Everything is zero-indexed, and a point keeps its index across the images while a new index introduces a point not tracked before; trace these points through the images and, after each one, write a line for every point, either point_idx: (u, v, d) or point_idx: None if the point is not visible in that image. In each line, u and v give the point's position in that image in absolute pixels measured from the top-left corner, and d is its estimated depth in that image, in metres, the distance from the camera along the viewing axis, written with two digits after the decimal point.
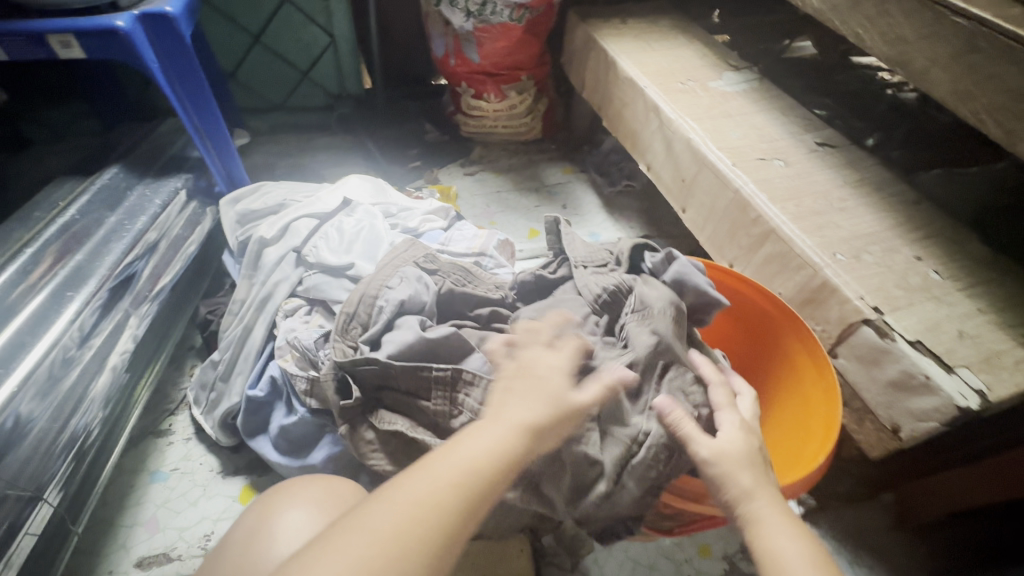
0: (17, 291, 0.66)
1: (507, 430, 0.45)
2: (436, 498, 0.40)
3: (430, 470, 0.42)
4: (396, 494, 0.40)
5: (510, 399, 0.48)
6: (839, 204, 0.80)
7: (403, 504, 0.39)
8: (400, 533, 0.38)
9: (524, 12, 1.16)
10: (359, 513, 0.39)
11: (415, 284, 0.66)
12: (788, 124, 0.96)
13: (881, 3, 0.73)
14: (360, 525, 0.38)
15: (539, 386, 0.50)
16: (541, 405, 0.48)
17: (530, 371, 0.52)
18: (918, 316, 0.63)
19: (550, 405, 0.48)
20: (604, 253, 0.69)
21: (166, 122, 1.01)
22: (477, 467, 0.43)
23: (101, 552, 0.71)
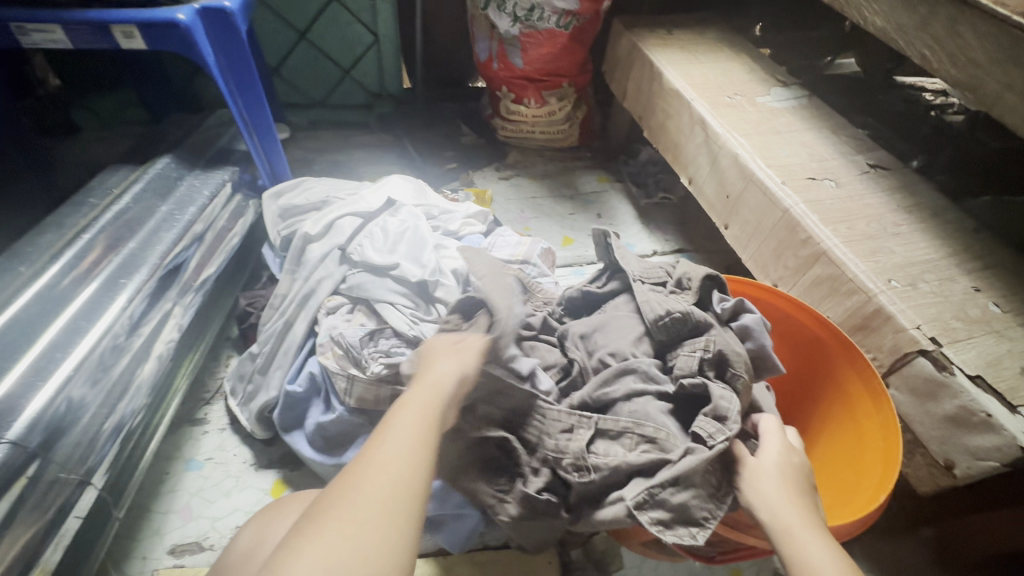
0: (72, 278, 0.67)
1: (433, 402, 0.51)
2: (400, 459, 0.45)
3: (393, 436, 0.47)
4: (372, 467, 0.44)
5: (430, 378, 0.53)
6: (893, 229, 0.78)
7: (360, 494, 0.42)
8: (383, 490, 0.42)
9: (571, 19, 1.16)
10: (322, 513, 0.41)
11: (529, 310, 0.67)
12: (838, 144, 0.94)
13: (953, 24, 0.71)
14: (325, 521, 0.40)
15: (447, 354, 0.56)
16: (445, 365, 0.55)
17: (438, 352, 0.57)
18: (979, 350, 0.61)
19: (463, 362, 0.56)
20: (662, 272, 0.67)
21: (215, 114, 1.03)
22: (420, 423, 0.48)
23: (135, 537, 0.72)
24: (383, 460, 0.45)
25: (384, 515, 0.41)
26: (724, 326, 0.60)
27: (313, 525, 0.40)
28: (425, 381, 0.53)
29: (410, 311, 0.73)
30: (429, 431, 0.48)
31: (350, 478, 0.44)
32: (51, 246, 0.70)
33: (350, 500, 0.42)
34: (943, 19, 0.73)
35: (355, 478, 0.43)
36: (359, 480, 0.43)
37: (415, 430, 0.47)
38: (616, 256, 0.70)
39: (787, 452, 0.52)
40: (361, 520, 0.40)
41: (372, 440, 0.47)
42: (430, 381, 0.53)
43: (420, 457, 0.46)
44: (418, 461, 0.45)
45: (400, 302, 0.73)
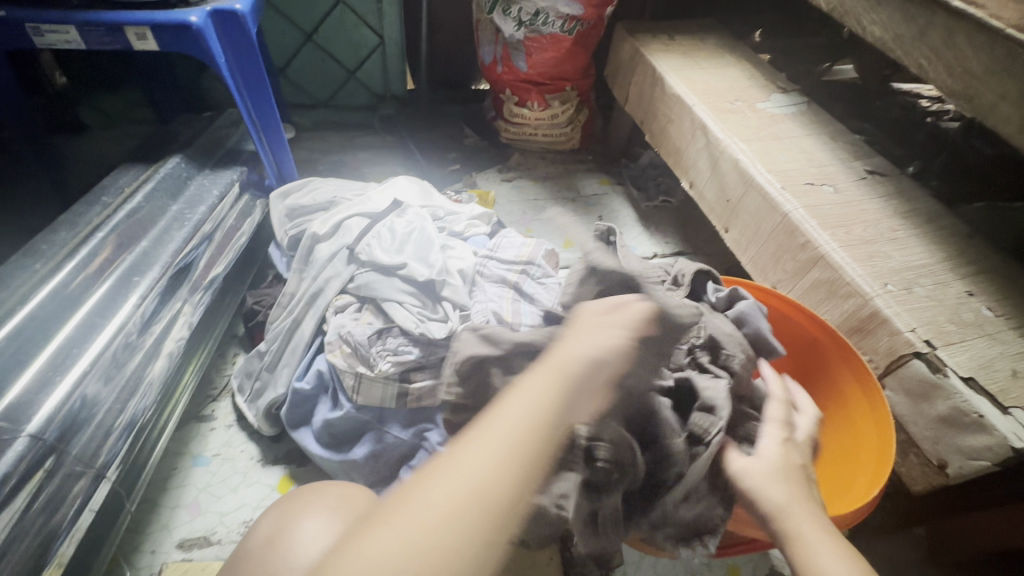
0: (84, 276, 0.68)
1: (550, 392, 0.42)
2: (499, 450, 0.39)
3: (498, 423, 0.40)
4: (466, 452, 0.39)
5: (561, 359, 0.46)
6: (890, 234, 0.80)
7: (444, 483, 0.37)
8: (472, 482, 0.37)
9: (576, 24, 1.17)
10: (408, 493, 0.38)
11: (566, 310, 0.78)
12: (837, 150, 0.96)
13: (949, 35, 0.73)
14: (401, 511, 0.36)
15: (584, 337, 0.48)
16: (583, 343, 0.47)
17: (579, 330, 0.50)
18: (972, 352, 0.63)
19: (597, 349, 0.47)
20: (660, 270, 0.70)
21: (224, 114, 1.04)
22: (533, 410, 0.41)
23: (144, 531, 0.73)
24: (481, 445, 0.39)
25: (466, 513, 0.36)
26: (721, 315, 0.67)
27: (395, 503, 0.37)
28: (557, 358, 0.46)
29: (417, 309, 0.75)
30: (545, 424, 0.41)
31: (445, 459, 0.39)
32: (65, 244, 0.71)
33: (434, 484, 0.37)
34: (940, 30, 0.75)
35: (449, 462, 0.39)
36: (455, 461, 0.38)
37: (523, 418, 0.41)
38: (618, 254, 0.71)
39: (788, 449, 0.53)
40: (435, 515, 0.36)
41: (480, 421, 0.42)
42: (563, 360, 0.45)
43: (523, 453, 0.39)
44: (519, 459, 0.38)
45: (407, 301, 0.75)
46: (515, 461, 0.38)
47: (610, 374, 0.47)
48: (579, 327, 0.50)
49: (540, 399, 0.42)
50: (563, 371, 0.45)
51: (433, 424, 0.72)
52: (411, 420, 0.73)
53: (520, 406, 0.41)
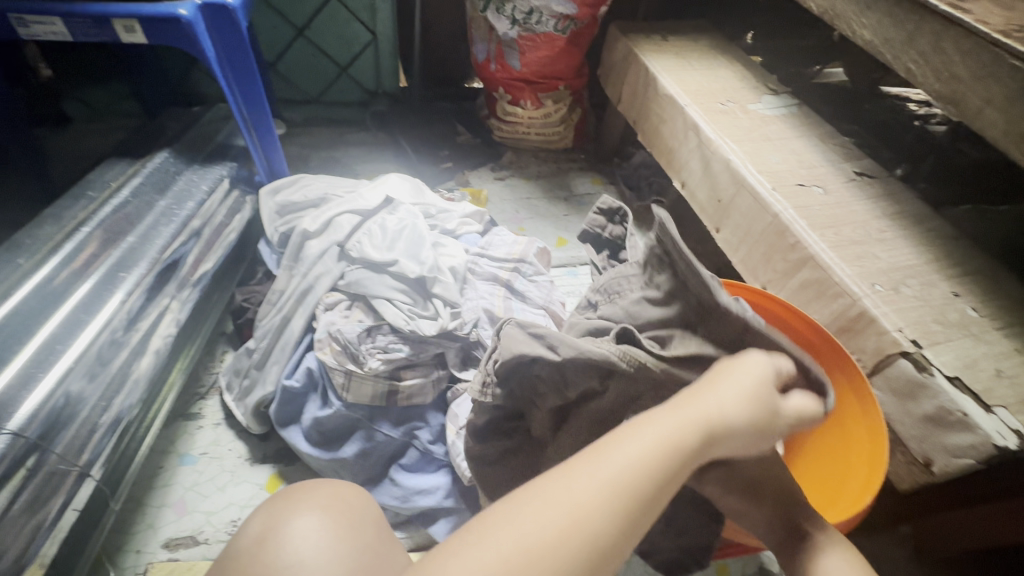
0: (69, 271, 0.67)
1: (683, 423, 0.45)
2: (616, 481, 0.40)
3: (635, 437, 0.43)
4: (603, 457, 0.42)
5: (707, 392, 0.48)
6: (878, 235, 0.80)
7: (585, 484, 0.40)
8: (592, 503, 0.39)
9: (569, 23, 1.17)
10: (547, 480, 0.41)
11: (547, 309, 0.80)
12: (827, 152, 0.97)
13: (937, 40, 0.74)
14: (537, 502, 0.39)
15: (735, 376, 0.49)
16: (730, 389, 0.48)
17: (729, 367, 0.50)
18: (957, 352, 0.64)
19: (747, 398, 0.47)
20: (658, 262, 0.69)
21: (213, 109, 1.02)
22: (659, 450, 0.42)
23: (129, 531, 0.72)
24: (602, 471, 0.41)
25: (581, 531, 0.38)
26: None
27: (532, 487, 0.41)
28: (702, 399, 0.47)
29: (407, 307, 0.74)
30: (668, 468, 0.42)
31: (566, 468, 0.42)
32: (50, 239, 0.69)
33: (554, 494, 0.39)
34: (928, 34, 0.76)
35: (588, 461, 0.42)
36: (580, 476, 0.40)
37: (647, 453, 0.42)
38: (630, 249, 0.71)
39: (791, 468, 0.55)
40: (569, 509, 0.38)
41: (606, 441, 0.43)
42: (708, 403, 0.47)
43: (642, 491, 0.40)
44: (637, 495, 0.40)
45: (398, 298, 0.74)
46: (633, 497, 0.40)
47: (748, 428, 0.48)
48: (727, 363, 0.50)
49: (666, 442, 0.43)
50: (698, 419, 0.46)
51: (423, 422, 0.74)
52: (401, 418, 0.73)
53: (646, 443, 0.43)
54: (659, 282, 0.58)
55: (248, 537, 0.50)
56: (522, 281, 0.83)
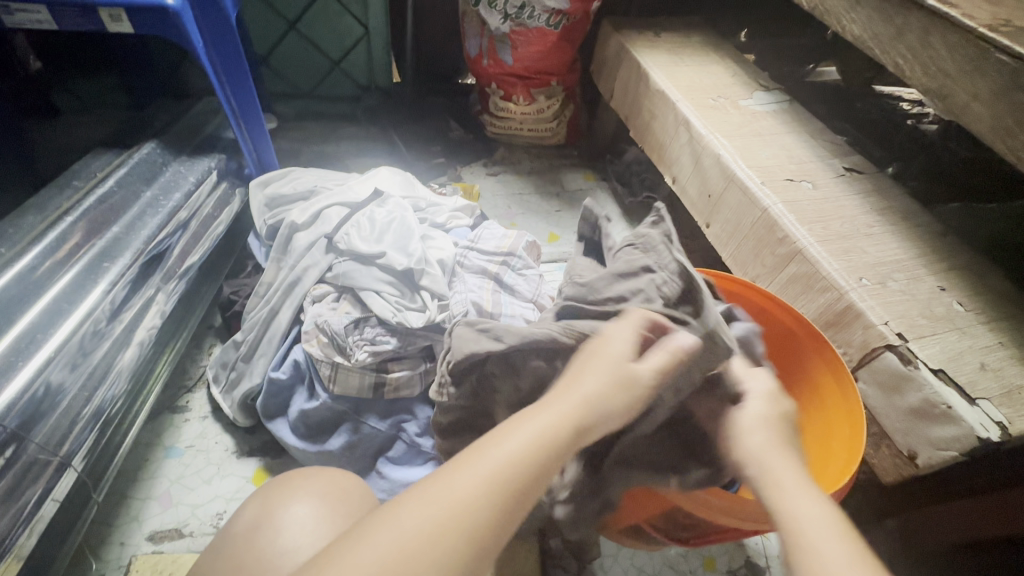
0: (52, 261, 0.66)
1: (555, 418, 0.44)
2: (478, 487, 0.39)
3: (504, 441, 0.42)
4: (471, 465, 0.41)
5: (579, 382, 0.46)
6: (866, 230, 0.81)
7: (450, 495, 0.39)
8: (465, 504, 0.38)
9: (562, 18, 1.17)
10: (414, 492, 0.40)
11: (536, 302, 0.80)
12: (817, 148, 0.97)
13: (925, 36, 0.74)
14: (403, 516, 0.38)
15: (607, 363, 0.48)
16: (598, 376, 0.47)
17: (600, 351, 0.49)
18: (942, 345, 0.64)
19: (614, 381, 0.47)
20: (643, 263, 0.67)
21: (202, 100, 1.02)
22: (531, 443, 0.42)
23: (113, 523, 0.71)
24: (474, 472, 0.40)
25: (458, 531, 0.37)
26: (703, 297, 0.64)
27: (400, 502, 0.39)
28: (572, 389, 0.46)
29: (395, 299, 0.74)
30: (545, 455, 0.42)
31: (439, 475, 0.41)
32: (33, 228, 0.69)
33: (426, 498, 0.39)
34: (916, 30, 0.76)
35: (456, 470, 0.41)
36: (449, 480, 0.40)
37: (520, 449, 0.41)
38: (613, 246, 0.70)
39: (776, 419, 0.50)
40: (432, 523, 0.37)
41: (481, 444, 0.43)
42: (579, 393, 0.46)
43: (519, 482, 0.40)
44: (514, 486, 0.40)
45: (386, 290, 0.74)
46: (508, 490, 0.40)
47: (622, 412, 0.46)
48: (594, 350, 0.49)
49: (542, 432, 0.43)
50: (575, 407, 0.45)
51: (410, 415, 0.74)
52: (388, 411, 0.73)
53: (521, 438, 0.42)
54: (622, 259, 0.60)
55: (242, 523, 0.51)
56: (512, 275, 0.82)
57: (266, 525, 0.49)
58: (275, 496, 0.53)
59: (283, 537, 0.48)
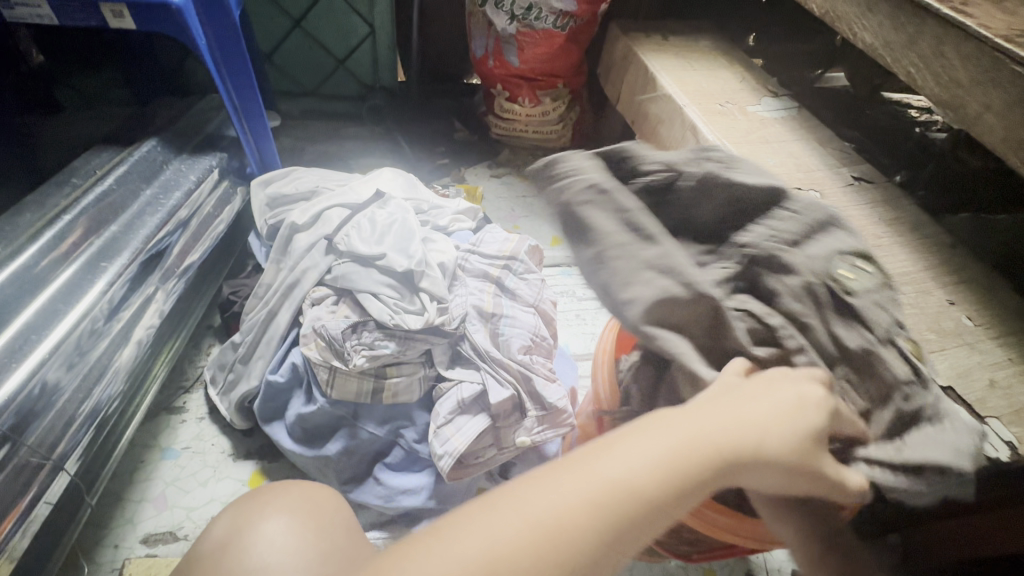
0: (50, 259, 0.66)
1: (708, 433, 0.34)
2: (600, 486, 0.31)
3: (648, 437, 0.34)
4: (606, 456, 0.33)
5: (738, 404, 0.37)
6: (874, 241, 0.79)
7: (569, 497, 0.31)
8: (561, 515, 0.30)
9: (568, 20, 1.16)
10: (534, 478, 0.33)
11: (528, 315, 0.78)
12: (826, 156, 0.96)
13: (938, 43, 0.73)
14: (516, 504, 0.31)
15: (771, 392, 0.38)
16: (773, 399, 0.38)
17: (766, 382, 0.39)
18: (950, 361, 0.63)
19: (789, 412, 0.37)
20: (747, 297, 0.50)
21: (205, 98, 1.01)
22: (645, 471, 0.32)
23: (107, 525, 0.71)
24: (600, 476, 0.32)
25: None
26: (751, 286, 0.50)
27: (523, 479, 0.33)
28: (732, 410, 0.36)
29: (394, 301, 0.72)
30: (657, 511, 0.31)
31: (552, 472, 0.33)
32: (30, 225, 0.68)
33: (533, 504, 0.31)
34: (930, 38, 0.75)
35: (592, 459, 0.33)
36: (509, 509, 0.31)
37: (662, 462, 0.32)
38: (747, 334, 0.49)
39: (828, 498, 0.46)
40: (541, 515, 0.30)
41: (596, 449, 0.34)
42: (744, 415, 0.36)
43: (650, 500, 0.31)
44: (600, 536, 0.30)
45: (385, 293, 0.72)
46: (587, 529, 0.30)
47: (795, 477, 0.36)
48: (761, 377, 0.40)
49: (662, 462, 0.32)
50: (730, 432, 0.35)
51: (409, 421, 0.73)
52: (386, 417, 0.72)
53: (624, 470, 0.32)
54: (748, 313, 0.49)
55: (212, 540, 0.50)
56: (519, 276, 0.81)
57: (238, 537, 0.49)
58: (250, 506, 0.52)
59: (253, 551, 0.47)
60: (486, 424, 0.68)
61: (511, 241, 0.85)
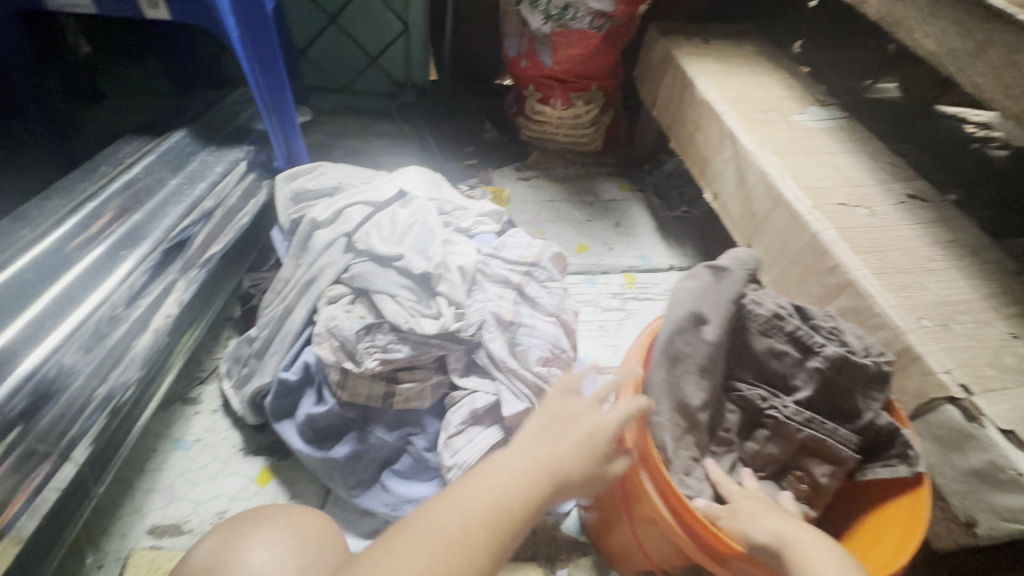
0: (75, 245, 0.66)
1: (537, 457, 0.45)
2: (472, 516, 0.40)
3: (495, 470, 0.43)
4: (469, 490, 0.42)
5: (553, 431, 0.48)
6: (928, 264, 0.73)
7: (445, 529, 0.39)
8: (448, 542, 0.38)
9: (605, 21, 1.12)
10: (410, 524, 0.39)
11: (549, 326, 0.74)
12: (876, 170, 0.90)
13: (1011, 52, 0.67)
14: (413, 535, 0.38)
15: (574, 418, 0.49)
16: (577, 423, 0.49)
17: (570, 411, 0.50)
18: (1015, 402, 0.56)
19: (591, 430, 0.49)
20: (761, 390, 0.59)
21: (238, 91, 1.01)
22: (511, 489, 0.42)
23: (115, 513, 0.71)
24: (467, 503, 0.41)
25: None
26: (766, 407, 0.58)
27: (402, 528, 0.39)
28: (553, 441, 0.47)
29: (410, 304, 0.70)
30: (524, 505, 0.42)
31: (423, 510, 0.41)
32: (56, 212, 0.69)
33: (425, 540, 0.38)
34: (1001, 47, 0.68)
35: (460, 493, 0.41)
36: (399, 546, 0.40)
37: (512, 488, 0.42)
38: (720, 413, 0.61)
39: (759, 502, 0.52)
40: (432, 553, 0.37)
41: (457, 486, 0.42)
42: (559, 444, 0.47)
43: (507, 520, 0.41)
44: (488, 540, 0.39)
45: (401, 295, 0.70)
46: (472, 550, 0.38)
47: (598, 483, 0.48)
48: (567, 410, 0.51)
49: (512, 488, 0.42)
50: (554, 456, 0.45)
51: (419, 428, 0.70)
52: (397, 422, 0.70)
53: (487, 497, 0.41)
54: (746, 412, 0.60)
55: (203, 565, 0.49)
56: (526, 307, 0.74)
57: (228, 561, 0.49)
58: (238, 523, 0.53)
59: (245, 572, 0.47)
60: (498, 437, 0.66)
61: (534, 245, 0.82)
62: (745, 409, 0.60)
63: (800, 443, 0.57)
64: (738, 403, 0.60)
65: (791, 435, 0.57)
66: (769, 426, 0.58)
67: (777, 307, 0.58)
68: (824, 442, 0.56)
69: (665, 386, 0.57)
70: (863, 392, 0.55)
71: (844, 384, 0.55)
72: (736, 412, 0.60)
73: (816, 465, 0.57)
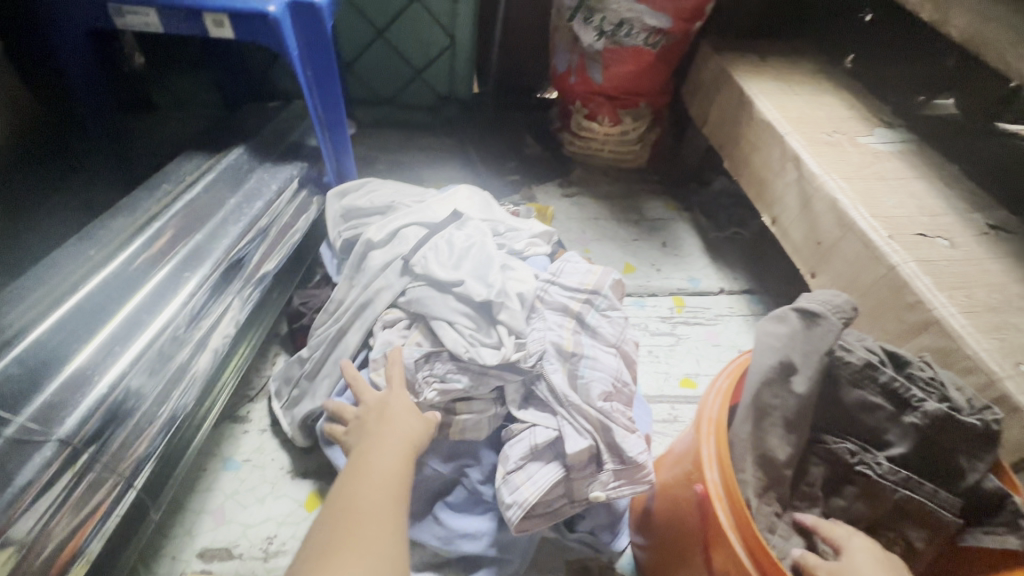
0: (140, 265, 0.66)
1: (400, 447, 0.56)
2: (382, 499, 0.50)
3: (374, 468, 0.53)
4: (363, 485, 0.51)
5: (391, 422, 0.59)
6: (1020, 303, 0.68)
7: (369, 511, 0.49)
8: (378, 519, 0.48)
9: (660, 38, 1.11)
10: (337, 526, 0.47)
11: (610, 359, 0.71)
12: (953, 198, 0.85)
13: None
14: (350, 527, 0.47)
15: (397, 406, 0.61)
16: (404, 412, 0.60)
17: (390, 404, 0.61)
18: None
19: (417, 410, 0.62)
20: (851, 445, 0.56)
21: (290, 106, 1.01)
22: (392, 474, 0.53)
23: (166, 535, 0.70)
24: (367, 494, 0.50)
25: (385, 555, 0.46)
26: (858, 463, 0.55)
27: (332, 535, 0.46)
28: (396, 430, 0.58)
29: (469, 332, 0.69)
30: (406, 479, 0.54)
31: (338, 512, 0.49)
32: (121, 232, 0.69)
33: (361, 527, 0.47)
34: None
35: (359, 490, 0.51)
36: None
37: (393, 472, 0.53)
38: (805, 466, 0.57)
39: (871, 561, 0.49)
40: (371, 530, 0.47)
41: (353, 487, 0.51)
42: (406, 430, 0.58)
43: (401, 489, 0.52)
44: (398, 507, 0.51)
45: (460, 322, 0.69)
46: (398, 517, 0.50)
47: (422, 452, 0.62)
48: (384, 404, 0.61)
49: (395, 471, 0.53)
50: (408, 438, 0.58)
51: (475, 460, 0.68)
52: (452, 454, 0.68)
53: (381, 483, 0.51)
54: (836, 467, 0.57)
55: None
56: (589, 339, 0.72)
57: None
58: None
59: None
60: (559, 475, 0.62)
61: (592, 271, 0.79)
62: (832, 462, 0.57)
63: (894, 503, 0.53)
64: (826, 456, 0.57)
65: (884, 495, 0.54)
66: (860, 482, 0.55)
67: (868, 354, 0.55)
68: (921, 504, 0.52)
69: (750, 441, 0.55)
70: (967, 453, 0.51)
71: (945, 445, 0.51)
72: (824, 465, 0.57)
73: (912, 529, 0.54)
